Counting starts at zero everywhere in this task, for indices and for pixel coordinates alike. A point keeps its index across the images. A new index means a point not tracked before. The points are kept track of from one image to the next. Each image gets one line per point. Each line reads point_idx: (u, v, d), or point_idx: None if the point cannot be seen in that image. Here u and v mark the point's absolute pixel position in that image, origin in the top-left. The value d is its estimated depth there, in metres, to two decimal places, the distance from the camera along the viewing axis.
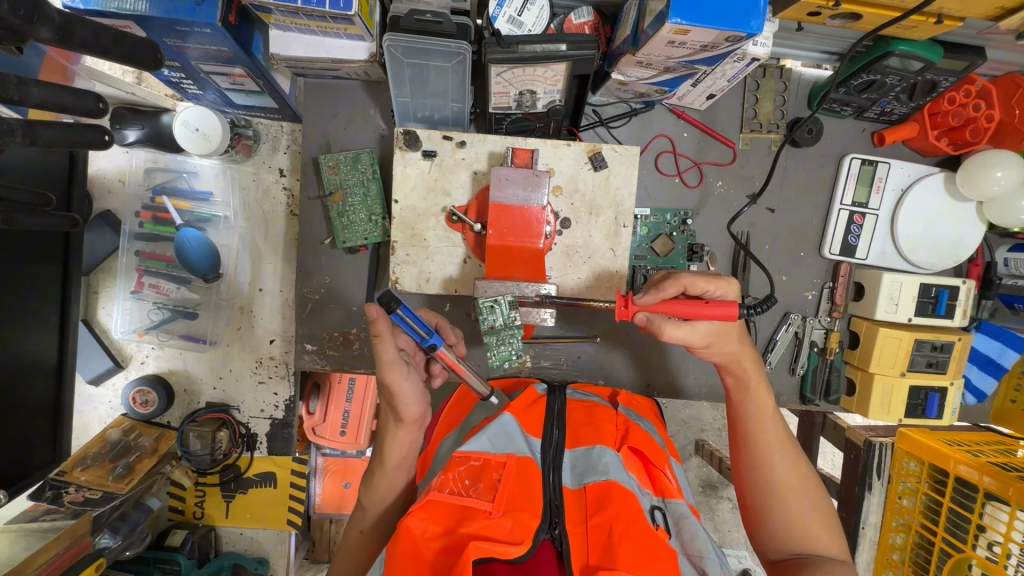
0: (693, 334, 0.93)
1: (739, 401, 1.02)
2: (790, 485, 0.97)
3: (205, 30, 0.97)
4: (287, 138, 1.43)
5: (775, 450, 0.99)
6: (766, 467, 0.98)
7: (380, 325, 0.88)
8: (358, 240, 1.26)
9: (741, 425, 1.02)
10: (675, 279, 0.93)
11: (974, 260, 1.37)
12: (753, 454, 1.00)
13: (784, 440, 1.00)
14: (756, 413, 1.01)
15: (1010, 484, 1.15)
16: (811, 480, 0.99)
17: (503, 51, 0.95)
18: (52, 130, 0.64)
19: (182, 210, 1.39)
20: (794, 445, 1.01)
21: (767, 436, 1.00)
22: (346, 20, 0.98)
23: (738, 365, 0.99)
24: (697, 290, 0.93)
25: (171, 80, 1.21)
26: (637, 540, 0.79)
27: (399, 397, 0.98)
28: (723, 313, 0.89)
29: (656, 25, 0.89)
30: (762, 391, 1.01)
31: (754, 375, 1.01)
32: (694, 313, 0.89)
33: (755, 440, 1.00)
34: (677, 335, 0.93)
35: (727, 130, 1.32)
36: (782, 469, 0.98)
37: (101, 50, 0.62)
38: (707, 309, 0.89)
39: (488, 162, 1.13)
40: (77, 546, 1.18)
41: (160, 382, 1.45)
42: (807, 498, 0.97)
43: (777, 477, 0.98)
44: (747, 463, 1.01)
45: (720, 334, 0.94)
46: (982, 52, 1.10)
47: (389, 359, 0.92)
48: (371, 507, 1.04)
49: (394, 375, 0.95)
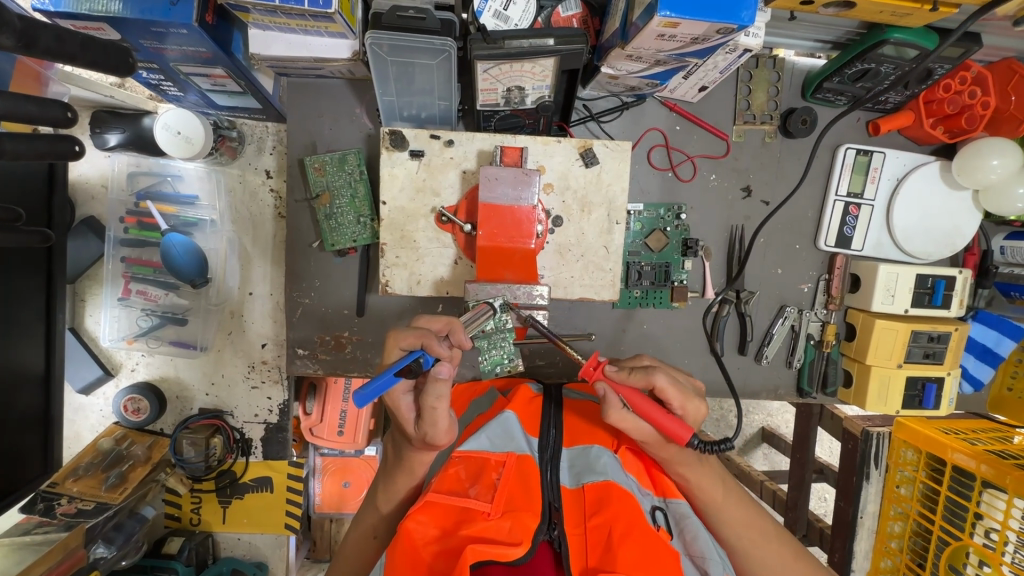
0: (634, 428, 0.90)
1: (690, 495, 0.97)
2: (765, 560, 0.97)
3: (182, 31, 0.94)
4: (272, 138, 1.41)
5: (741, 534, 0.97)
6: (738, 553, 0.97)
7: (447, 387, 0.83)
8: (346, 242, 1.23)
9: (702, 514, 0.98)
10: (648, 373, 0.92)
11: (971, 248, 1.36)
12: (722, 539, 0.98)
13: (748, 522, 0.97)
14: (712, 508, 0.96)
15: (1007, 472, 1.14)
16: (784, 547, 0.98)
17: (488, 48, 0.92)
18: (18, 144, 0.62)
19: (166, 215, 1.35)
20: (761, 522, 0.98)
21: (730, 524, 0.97)
22: (327, 18, 0.96)
23: (681, 467, 0.94)
24: (662, 396, 0.93)
25: (150, 82, 1.18)
26: (636, 543, 0.78)
27: (434, 433, 0.86)
28: (675, 432, 0.86)
29: (645, 17, 0.86)
30: (710, 487, 0.95)
31: (696, 476, 0.95)
32: (647, 409, 0.87)
33: (719, 529, 0.97)
34: (616, 422, 0.89)
35: (719, 122, 1.30)
36: (753, 548, 0.97)
37: (66, 56, 0.58)
38: (663, 419, 0.86)
39: (478, 161, 1.11)
40: (71, 558, 1.19)
41: (151, 390, 1.43)
42: (785, 565, 0.98)
43: (750, 556, 0.97)
44: (718, 544, 0.99)
45: (657, 443, 0.92)
46: (977, 38, 1.07)
47: (444, 423, 0.86)
48: (389, 501, 0.98)
49: (447, 437, 0.88)
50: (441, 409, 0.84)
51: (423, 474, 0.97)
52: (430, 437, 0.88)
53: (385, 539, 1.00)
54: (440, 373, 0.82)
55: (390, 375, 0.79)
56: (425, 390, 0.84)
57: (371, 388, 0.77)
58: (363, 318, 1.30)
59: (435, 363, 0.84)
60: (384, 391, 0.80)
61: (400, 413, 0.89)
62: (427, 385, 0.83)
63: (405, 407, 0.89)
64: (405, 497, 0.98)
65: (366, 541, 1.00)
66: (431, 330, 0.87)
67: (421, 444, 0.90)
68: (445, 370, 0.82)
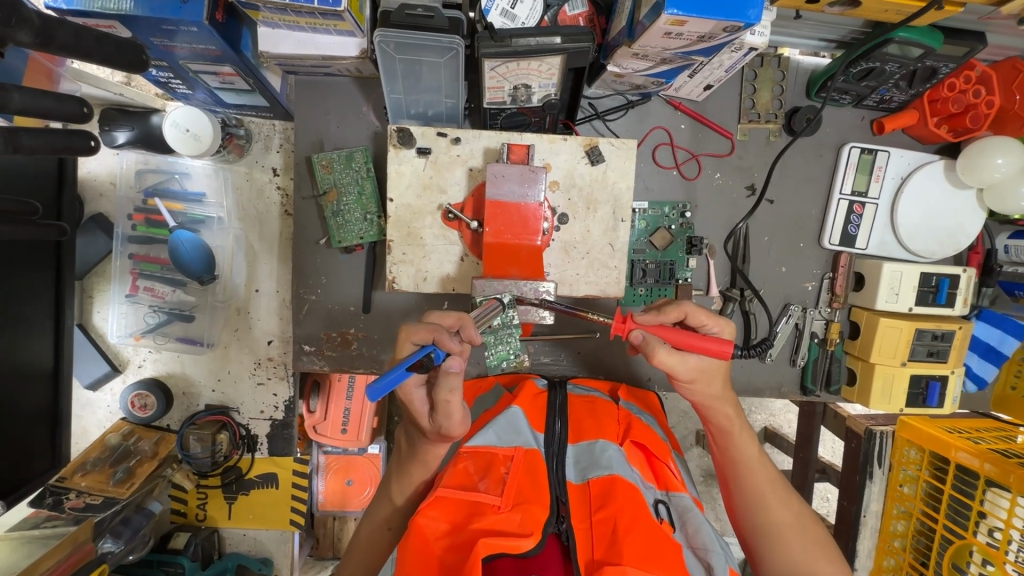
0: (683, 363, 0.92)
1: (724, 444, 1.02)
2: (787, 522, 0.96)
3: (192, 28, 0.95)
4: (279, 136, 1.41)
5: (766, 490, 0.98)
6: (759, 506, 0.97)
7: (458, 379, 0.85)
8: (353, 239, 1.24)
9: (729, 468, 1.01)
10: (676, 306, 0.95)
11: (975, 247, 1.36)
12: (746, 495, 0.99)
13: (772, 480, 0.99)
14: (743, 456, 1.00)
15: (1011, 471, 1.15)
16: (803, 511, 0.98)
17: (496, 46, 0.93)
18: (35, 138, 0.63)
19: (174, 212, 1.37)
20: (784, 484, 1.00)
21: (755, 475, 0.99)
22: (336, 16, 0.96)
23: (721, 409, 0.99)
24: (696, 321, 0.96)
25: (159, 80, 1.19)
26: (642, 535, 0.78)
27: (446, 421, 0.87)
28: (717, 350, 0.88)
29: (651, 15, 0.87)
30: (745, 434, 1.01)
31: (736, 420, 1.00)
32: (685, 339, 0.89)
33: (744, 480, 0.99)
34: (666, 361, 0.90)
35: (724, 121, 1.31)
36: (773, 505, 0.97)
37: (82, 52, 0.59)
38: (703, 342, 0.88)
39: (484, 159, 1.11)
40: (80, 552, 1.21)
41: (158, 385, 1.44)
42: (805, 531, 0.96)
43: (770, 512, 0.97)
44: (739, 503, 1.00)
45: (705, 371, 0.94)
46: (982, 37, 1.08)
47: (459, 415, 0.88)
48: (400, 492, 0.99)
49: (460, 428, 0.89)
50: (454, 402, 0.87)
51: (436, 466, 0.98)
52: (440, 428, 0.89)
53: (396, 531, 1.00)
54: (452, 367, 0.84)
55: (403, 369, 0.78)
56: (437, 383, 0.86)
57: (383, 381, 0.76)
58: (368, 316, 1.31)
59: (446, 357, 0.84)
60: (395, 385, 0.79)
61: (413, 407, 0.90)
62: (439, 378, 0.85)
63: (417, 400, 0.90)
64: (417, 490, 0.99)
65: (374, 535, 1.00)
66: (440, 325, 0.87)
67: (435, 437, 0.92)
68: (456, 363, 0.83)
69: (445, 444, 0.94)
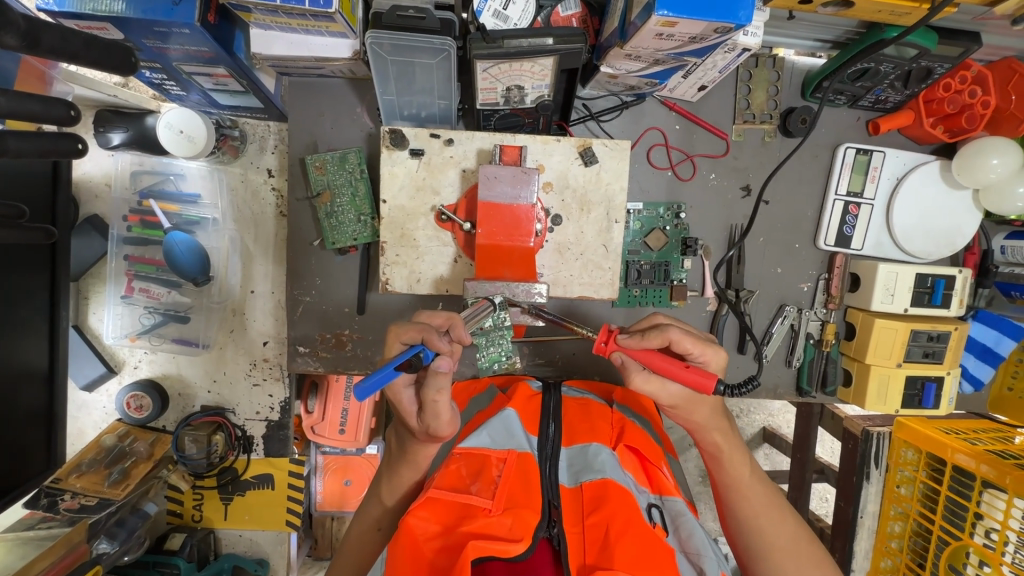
0: (662, 391, 0.92)
1: (716, 467, 1.00)
2: (779, 542, 0.95)
3: (184, 30, 0.95)
4: (274, 137, 1.42)
5: (759, 511, 0.97)
6: (752, 529, 0.97)
7: (448, 380, 0.84)
8: (347, 240, 1.24)
9: (722, 490, 1.00)
10: (660, 331, 0.91)
11: (971, 248, 1.35)
12: (738, 517, 0.98)
13: (765, 500, 0.98)
14: (734, 480, 0.99)
15: (1007, 472, 1.14)
16: (798, 529, 0.97)
17: (488, 47, 0.93)
18: (22, 141, 0.63)
19: (169, 213, 1.36)
20: (778, 502, 0.99)
21: (749, 498, 0.98)
22: (327, 17, 0.96)
23: (709, 433, 0.98)
24: (681, 348, 0.92)
25: (153, 81, 1.19)
26: (633, 540, 0.78)
27: (436, 423, 0.87)
28: (698, 382, 0.84)
29: (643, 16, 0.87)
30: (736, 457, 0.99)
31: (725, 444, 0.99)
32: (665, 369, 0.86)
33: (736, 502, 0.98)
34: (644, 387, 0.92)
35: (719, 122, 1.30)
36: (767, 526, 0.96)
37: (70, 54, 0.59)
38: (683, 373, 0.85)
39: (477, 160, 1.11)
40: (72, 555, 1.21)
41: (154, 387, 1.44)
42: (800, 551, 0.95)
43: (764, 533, 0.96)
44: (734, 525, 0.99)
45: (689, 398, 0.94)
46: (977, 38, 1.08)
47: (447, 415, 0.87)
48: (392, 494, 0.99)
49: (449, 429, 0.89)
50: (443, 403, 0.85)
51: (428, 467, 0.98)
52: (431, 430, 0.88)
53: (387, 531, 1.01)
54: (440, 367, 0.83)
55: (390, 369, 0.78)
56: (426, 384, 0.85)
57: (371, 382, 0.76)
58: (363, 317, 1.31)
59: (435, 357, 0.84)
60: (384, 385, 0.78)
61: (402, 406, 0.90)
62: (428, 378, 0.84)
63: (406, 401, 0.90)
64: (409, 491, 0.99)
65: (367, 535, 1.01)
66: (430, 325, 0.88)
67: (424, 438, 0.91)
68: (445, 363, 0.83)
69: (436, 444, 0.94)
